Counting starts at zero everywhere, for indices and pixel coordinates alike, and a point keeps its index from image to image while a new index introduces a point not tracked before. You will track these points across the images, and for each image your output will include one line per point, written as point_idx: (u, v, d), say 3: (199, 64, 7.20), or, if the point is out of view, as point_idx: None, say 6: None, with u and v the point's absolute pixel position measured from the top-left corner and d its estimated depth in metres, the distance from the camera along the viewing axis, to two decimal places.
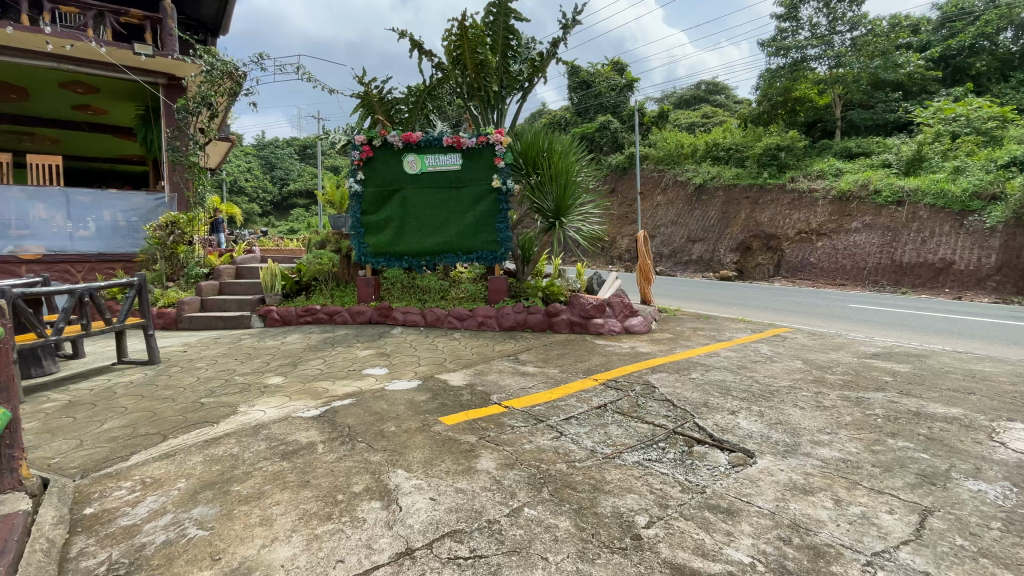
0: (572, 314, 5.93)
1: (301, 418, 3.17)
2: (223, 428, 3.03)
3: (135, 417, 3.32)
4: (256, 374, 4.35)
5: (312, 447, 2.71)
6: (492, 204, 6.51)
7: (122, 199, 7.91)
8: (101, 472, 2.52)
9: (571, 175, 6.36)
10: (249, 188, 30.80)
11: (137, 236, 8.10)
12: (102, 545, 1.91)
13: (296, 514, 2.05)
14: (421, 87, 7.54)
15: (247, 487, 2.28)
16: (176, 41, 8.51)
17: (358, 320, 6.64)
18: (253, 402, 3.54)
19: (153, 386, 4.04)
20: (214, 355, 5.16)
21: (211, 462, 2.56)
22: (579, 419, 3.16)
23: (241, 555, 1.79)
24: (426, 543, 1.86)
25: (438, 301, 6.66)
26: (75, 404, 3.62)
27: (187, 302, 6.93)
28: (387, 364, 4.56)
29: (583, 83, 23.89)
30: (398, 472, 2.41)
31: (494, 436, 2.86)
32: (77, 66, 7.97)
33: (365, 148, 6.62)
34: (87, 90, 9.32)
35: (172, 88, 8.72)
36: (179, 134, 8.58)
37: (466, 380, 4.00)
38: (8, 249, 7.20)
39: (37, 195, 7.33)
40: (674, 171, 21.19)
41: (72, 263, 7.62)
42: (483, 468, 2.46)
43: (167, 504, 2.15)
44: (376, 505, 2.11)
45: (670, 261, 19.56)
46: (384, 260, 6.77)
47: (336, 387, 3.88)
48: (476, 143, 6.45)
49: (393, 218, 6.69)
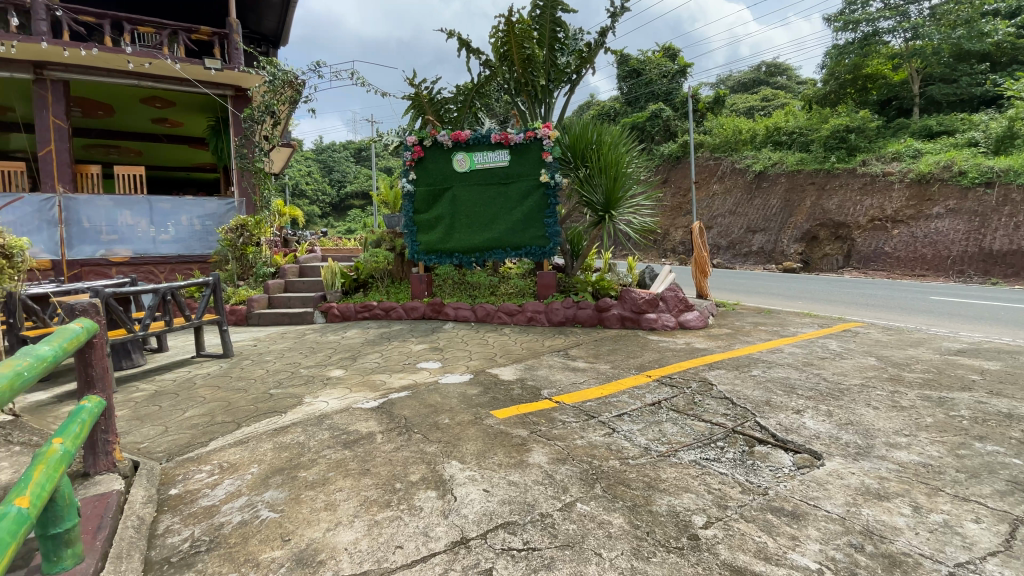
0: (623, 309, 5.84)
1: (361, 409, 3.31)
2: (290, 418, 3.22)
3: (213, 406, 3.59)
4: (319, 366, 4.60)
5: (371, 437, 2.84)
6: (541, 199, 6.48)
7: (198, 204, 8.54)
8: (185, 455, 2.75)
9: (622, 166, 6.22)
10: (310, 191, 32.26)
11: (211, 239, 8.71)
12: (186, 523, 2.09)
13: (358, 500, 2.15)
14: (469, 86, 7.66)
15: (313, 473, 2.42)
16: (242, 55, 9.02)
17: (412, 316, 6.85)
18: (317, 393, 3.74)
19: (228, 377, 4.36)
20: (281, 349, 5.48)
21: (280, 449, 2.72)
22: (632, 416, 3.10)
23: (308, 537, 1.90)
24: (480, 533, 1.90)
25: (488, 297, 6.73)
26: (161, 394, 3.96)
27: (256, 299, 7.38)
28: (440, 358, 4.67)
29: (632, 71, 23.26)
30: (452, 463, 2.47)
31: (545, 431, 2.87)
32: (156, 83, 8.60)
33: (416, 149, 6.79)
34: (164, 104, 10.09)
35: (240, 99, 9.28)
36: (246, 142, 9.12)
37: (516, 374, 4.04)
38: (99, 253, 7.93)
39: (123, 203, 8.02)
40: (732, 159, 20.19)
41: (155, 265, 8.33)
42: (535, 462, 2.47)
43: (242, 488, 2.32)
44: (432, 494, 2.18)
45: (728, 253, 18.75)
46: (436, 258, 6.93)
47: (392, 380, 4.02)
48: (524, 138, 6.44)
49: (444, 216, 6.83)
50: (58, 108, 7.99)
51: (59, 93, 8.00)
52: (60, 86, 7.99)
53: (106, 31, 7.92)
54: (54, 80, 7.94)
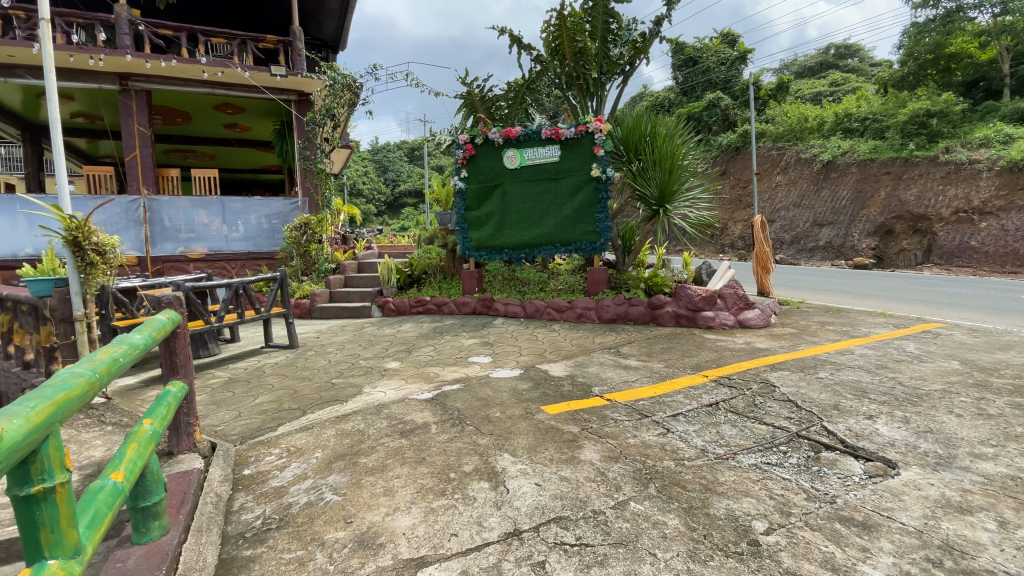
0: (678, 306, 5.68)
1: (416, 400, 3.42)
2: (350, 406, 3.37)
3: (280, 393, 3.83)
4: (377, 358, 4.78)
5: (426, 427, 2.92)
6: (592, 193, 6.40)
7: (265, 204, 9.11)
8: (256, 439, 2.95)
9: (677, 158, 6.03)
10: (366, 190, 33.47)
11: (276, 237, 9.25)
12: (258, 501, 2.24)
13: (414, 488, 2.22)
14: (521, 82, 7.69)
15: (372, 459, 2.52)
16: (304, 61, 9.44)
17: (463, 311, 6.97)
18: (375, 384, 3.89)
19: (293, 367, 4.63)
20: (341, 341, 5.74)
21: (342, 435, 2.86)
22: (687, 416, 3.02)
23: (369, 520, 1.99)
24: (533, 526, 1.91)
25: (537, 293, 6.75)
26: (234, 381, 4.26)
27: (319, 293, 7.76)
28: (491, 353, 4.73)
29: (689, 60, 22.49)
30: (504, 456, 2.50)
31: (596, 428, 2.84)
32: (227, 91, 9.18)
33: (468, 147, 6.88)
34: (235, 110, 10.77)
35: (302, 103, 9.74)
36: (308, 144, 9.60)
37: (567, 370, 4.03)
38: (178, 250, 8.57)
39: (200, 204, 8.65)
40: (797, 148, 19.05)
41: (227, 261, 8.93)
42: (587, 459, 2.46)
43: (308, 471, 2.46)
44: (485, 485, 2.22)
45: (791, 248, 17.78)
46: (486, 254, 7.00)
47: (445, 373, 4.11)
48: (575, 132, 6.38)
49: (495, 213, 6.89)
50: (141, 116, 8.67)
51: (142, 102, 8.67)
52: (143, 95, 8.67)
53: (183, 43, 8.54)
54: (137, 89, 8.62)
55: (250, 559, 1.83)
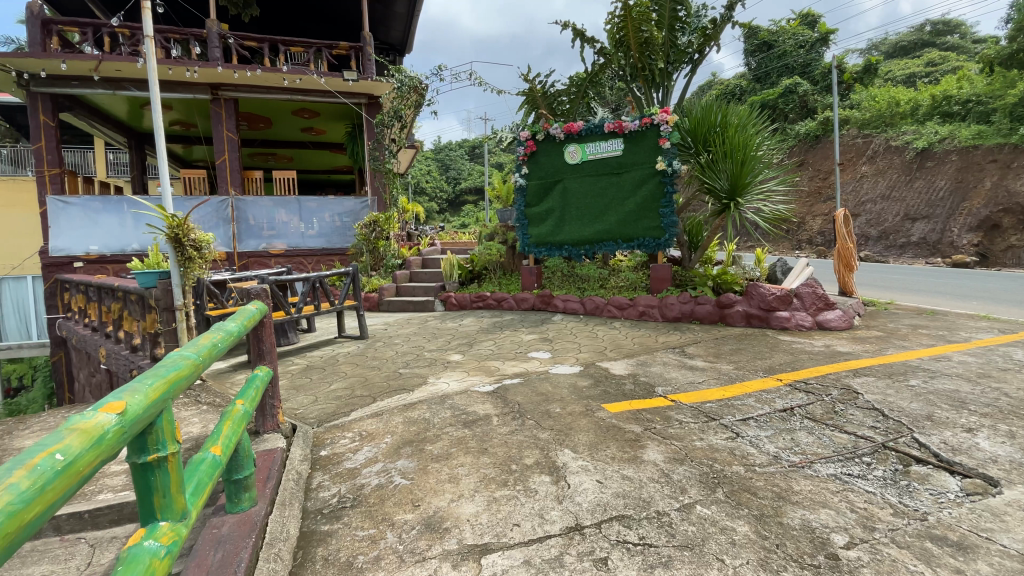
0: (749, 306, 5.40)
1: (478, 392, 3.50)
2: (416, 395, 3.51)
3: (352, 381, 4.06)
4: (440, 350, 4.94)
5: (488, 418, 2.99)
6: (657, 187, 6.21)
7: (338, 203, 9.65)
8: (331, 422, 3.15)
9: (751, 149, 5.70)
10: (429, 189, 34.42)
11: (348, 234, 9.77)
12: (334, 480, 2.39)
13: (477, 477, 2.28)
14: (583, 76, 7.61)
15: (438, 447, 2.62)
16: (373, 65, 9.84)
17: (523, 306, 7.03)
18: (439, 375, 4.04)
19: (364, 356, 4.89)
20: (407, 333, 5.98)
21: (409, 423, 2.99)
22: (758, 421, 2.88)
23: (435, 505, 2.07)
24: (595, 522, 1.91)
25: (597, 290, 6.66)
26: (311, 368, 4.57)
27: (386, 288, 8.13)
28: (551, 349, 4.74)
29: (763, 44, 21.31)
30: (565, 451, 2.50)
31: (660, 429, 2.78)
32: (305, 96, 9.76)
33: (529, 143, 6.92)
34: (311, 115, 11.44)
35: (372, 105, 10.16)
36: (377, 145, 10.04)
37: (628, 369, 3.96)
38: (261, 246, 9.25)
39: (280, 203, 9.30)
40: (886, 135, 17.46)
41: (304, 256, 9.54)
42: (650, 459, 2.42)
43: (378, 455, 2.59)
44: (546, 479, 2.24)
45: (878, 245, 16.36)
46: (546, 250, 7.02)
47: (506, 367, 4.18)
48: (639, 125, 6.22)
49: (555, 209, 6.89)
50: (230, 123, 9.42)
51: (231, 109, 9.42)
52: (231, 103, 9.41)
53: (266, 53, 9.17)
54: (226, 98, 9.36)
55: (327, 534, 1.96)
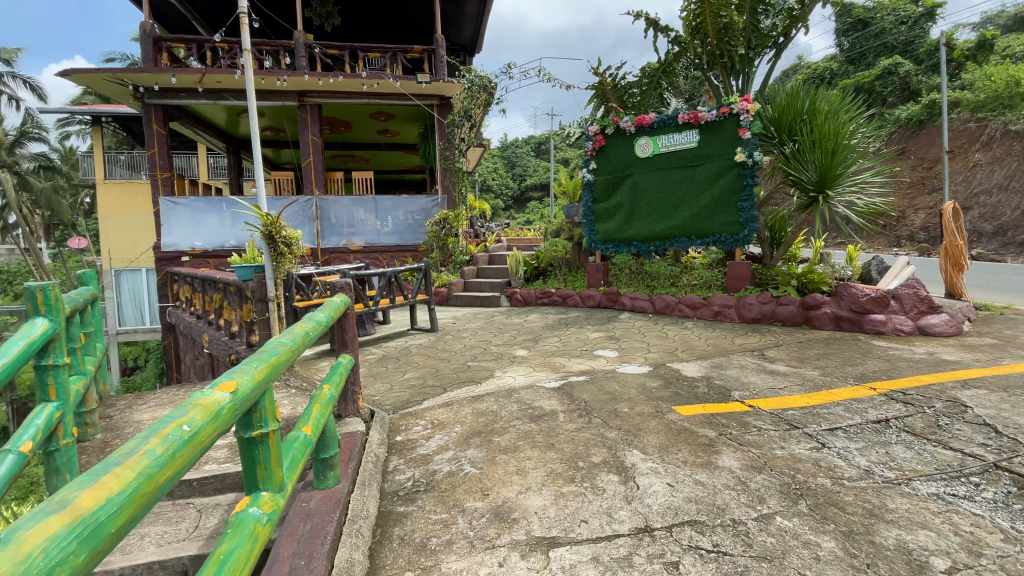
0: (839, 308, 5.00)
1: (544, 387, 3.53)
2: (484, 388, 3.60)
3: (424, 371, 4.24)
4: (506, 345, 5.01)
5: (554, 414, 3.00)
6: (735, 180, 5.89)
7: (412, 201, 10.04)
8: (405, 410, 3.30)
9: (843, 137, 5.26)
10: (496, 186, 34.97)
11: (420, 231, 10.15)
12: (409, 465, 2.52)
13: (545, 471, 2.30)
14: (656, 66, 7.38)
15: (505, 439, 2.67)
16: (445, 66, 10.11)
17: (588, 304, 6.96)
18: (505, 369, 4.11)
19: (434, 348, 5.08)
20: (475, 327, 6.13)
21: (478, 414, 3.07)
22: (847, 431, 2.67)
23: (504, 495, 2.12)
24: (666, 525, 1.87)
25: (668, 288, 6.44)
26: (386, 358, 4.82)
27: (455, 283, 8.35)
28: (618, 348, 4.66)
29: (859, 22, 19.74)
30: (634, 452, 2.46)
31: (736, 434, 2.66)
32: (381, 100, 10.24)
33: (598, 138, 6.86)
34: (386, 117, 11.97)
35: (443, 106, 10.44)
36: (448, 144, 10.35)
37: (701, 371, 3.81)
38: (341, 243, 9.84)
39: (359, 203, 9.83)
40: (1005, 118, 15.46)
41: (380, 253, 10.04)
42: (725, 465, 2.32)
43: (450, 443, 2.69)
44: (614, 478, 2.22)
45: (992, 242, 14.63)
46: (613, 246, 6.90)
47: (572, 364, 4.18)
48: (716, 115, 5.93)
49: (624, 204, 6.75)
50: (314, 127, 10.08)
51: (315, 115, 10.08)
52: (315, 109, 10.07)
53: (346, 60, 9.71)
54: (312, 104, 10.02)
55: (403, 515, 2.07)
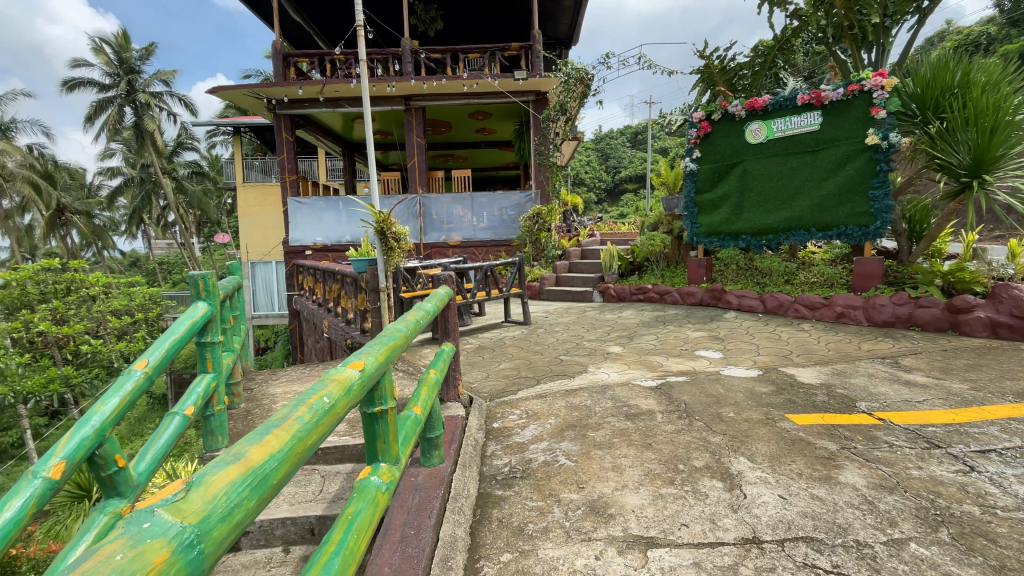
0: (996, 312, 4.27)
1: (641, 386, 3.44)
2: (578, 382, 3.61)
3: (518, 362, 4.35)
4: (600, 341, 4.95)
5: (652, 414, 2.92)
6: (866, 165, 5.26)
7: (507, 197, 10.26)
8: (502, 398, 3.42)
9: (1009, 111, 4.44)
10: (588, 179, 34.54)
11: (514, 225, 10.33)
12: (505, 451, 2.61)
13: (642, 470, 2.26)
14: (771, 44, 6.83)
15: (600, 435, 2.66)
16: (541, 61, 10.14)
17: (689, 301, 6.63)
18: (599, 365, 4.07)
19: (527, 340, 5.18)
20: (567, 321, 6.14)
21: (572, 407, 3.09)
22: (1005, 455, 2.28)
23: (600, 490, 2.12)
24: (776, 539, 1.75)
25: (782, 285, 5.94)
26: (482, 348, 5.01)
27: (547, 277, 8.41)
28: (721, 349, 4.40)
29: None
30: (740, 459, 2.32)
31: (860, 449, 2.40)
32: (480, 99, 10.56)
33: (703, 124, 6.44)
34: (484, 116, 12.33)
35: (539, 102, 10.49)
36: (543, 139, 10.45)
37: (819, 378, 3.47)
38: (441, 238, 10.35)
39: (458, 200, 10.26)
40: None
41: (476, 248, 10.40)
42: (848, 481, 2.10)
43: (545, 434, 2.74)
44: (718, 484, 2.11)
45: None
46: (718, 240, 6.49)
47: (670, 363, 4.02)
48: (843, 94, 5.32)
49: (731, 194, 6.32)
50: (418, 129, 10.66)
51: (419, 117, 10.66)
52: (419, 112, 10.64)
53: (448, 63, 10.11)
54: (416, 107, 10.59)
55: (501, 498, 2.16)
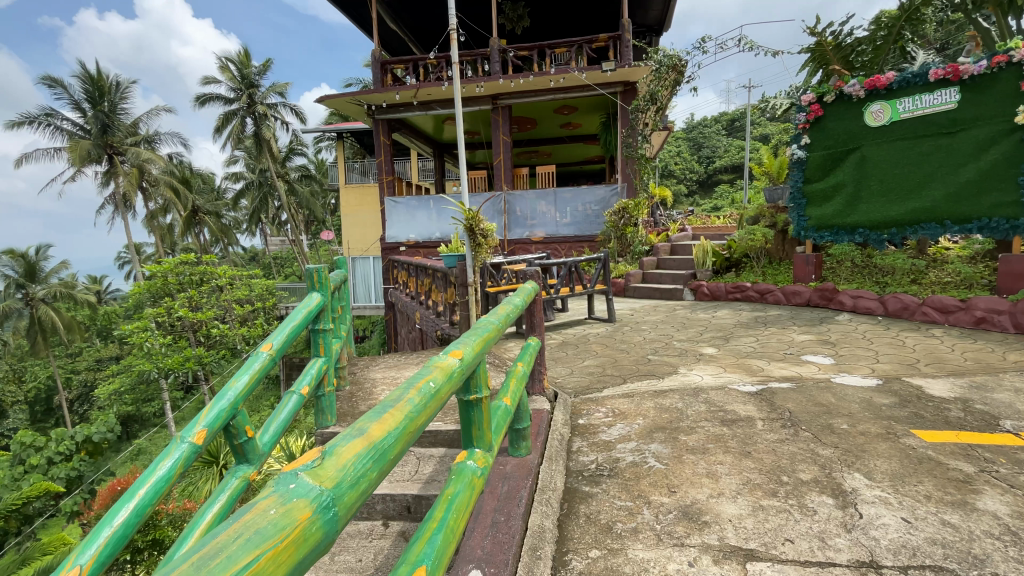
0: None
1: (738, 391, 3.23)
2: (668, 383, 3.48)
3: (603, 360, 4.29)
4: (692, 342, 4.73)
5: (750, 421, 2.74)
6: (1016, 148, 4.57)
7: (591, 192, 10.10)
8: (587, 395, 3.40)
9: None
10: (678, 171, 32.94)
11: (599, 220, 10.14)
12: (592, 449, 2.59)
13: (740, 479, 2.13)
14: (897, 14, 6.02)
15: (693, 439, 2.55)
16: (631, 50, 9.84)
17: (794, 301, 6.11)
18: (691, 366, 3.89)
19: (613, 338, 5.08)
20: (656, 320, 5.93)
21: (661, 409, 2.99)
22: None
23: (694, 495, 2.04)
24: (899, 565, 1.57)
25: (907, 286, 5.29)
26: (566, 344, 5.00)
27: (633, 274, 8.17)
28: (831, 354, 4.00)
29: None
30: (855, 476, 2.11)
31: (1007, 474, 2.07)
32: (566, 94, 10.49)
33: (813, 108, 5.83)
34: (570, 110, 12.23)
35: (627, 92, 10.23)
36: (631, 131, 10.16)
37: (953, 392, 3.03)
38: (526, 234, 10.46)
39: (542, 196, 10.29)
40: None
41: (560, 244, 10.37)
42: (990, 510, 1.83)
43: (633, 434, 2.69)
44: (828, 501, 1.94)
45: None
46: (830, 235, 5.90)
47: (772, 368, 3.74)
48: (985, 67, 4.61)
49: (847, 184, 5.70)
50: (504, 127, 10.84)
51: (505, 115, 10.84)
52: (506, 110, 10.82)
53: (535, 59, 10.13)
54: (503, 106, 10.78)
55: (589, 495, 2.15)
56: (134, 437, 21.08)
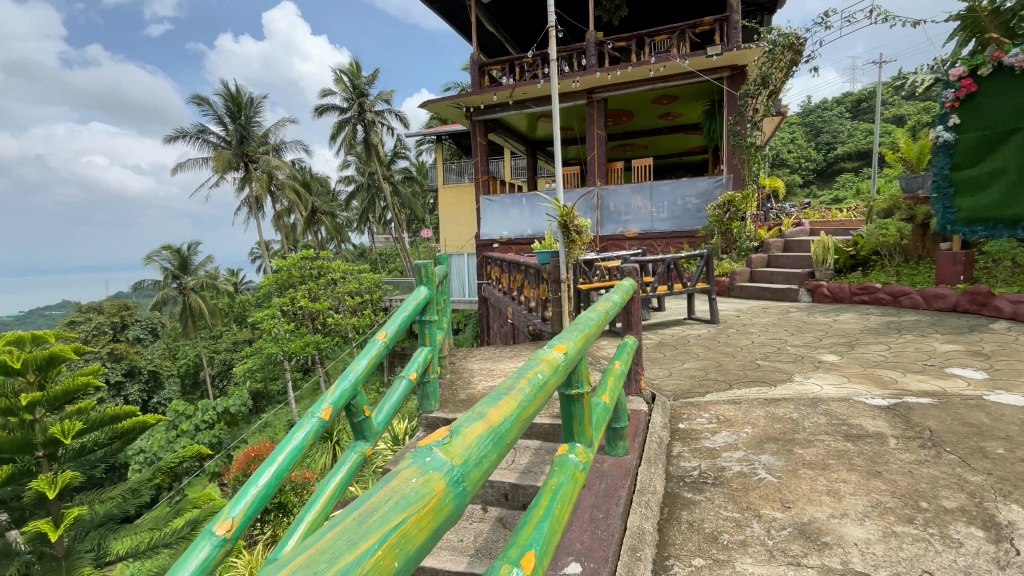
0: None
1: (865, 403, 2.90)
2: (781, 392, 3.22)
3: (706, 363, 4.07)
4: (808, 347, 4.31)
5: (880, 438, 2.45)
6: None
7: (692, 185, 9.58)
8: (687, 399, 3.26)
9: None
10: (792, 159, 30.01)
11: (700, 215, 9.59)
12: (693, 455, 2.49)
13: (867, 501, 1.92)
14: None
15: (811, 453, 2.34)
16: (740, 31, 9.17)
17: (937, 306, 5.33)
18: (808, 374, 3.56)
19: (716, 340, 4.80)
20: (765, 322, 5.49)
21: (773, 419, 2.78)
22: None
23: (812, 513, 1.88)
24: None
25: None
26: (664, 344, 4.82)
27: (739, 272, 7.63)
28: (987, 368, 3.43)
29: None
30: (1016, 509, 1.81)
31: None
32: (666, 83, 10.06)
33: (964, 83, 5.00)
34: (670, 100, 11.69)
35: (735, 77, 9.60)
36: (739, 119, 9.47)
37: None
38: (619, 230, 10.23)
39: (637, 190, 9.98)
40: None
41: (656, 240, 9.98)
42: None
43: (740, 442, 2.53)
44: (979, 534, 1.69)
45: None
46: (984, 231, 5.10)
47: (908, 380, 3.29)
48: None
49: (1010, 170, 4.86)
50: (598, 121, 10.64)
51: (601, 109, 10.65)
52: (601, 104, 10.63)
53: (634, 49, 9.84)
54: (599, 100, 10.62)
55: (691, 501, 2.07)
56: (263, 412, 23.95)
